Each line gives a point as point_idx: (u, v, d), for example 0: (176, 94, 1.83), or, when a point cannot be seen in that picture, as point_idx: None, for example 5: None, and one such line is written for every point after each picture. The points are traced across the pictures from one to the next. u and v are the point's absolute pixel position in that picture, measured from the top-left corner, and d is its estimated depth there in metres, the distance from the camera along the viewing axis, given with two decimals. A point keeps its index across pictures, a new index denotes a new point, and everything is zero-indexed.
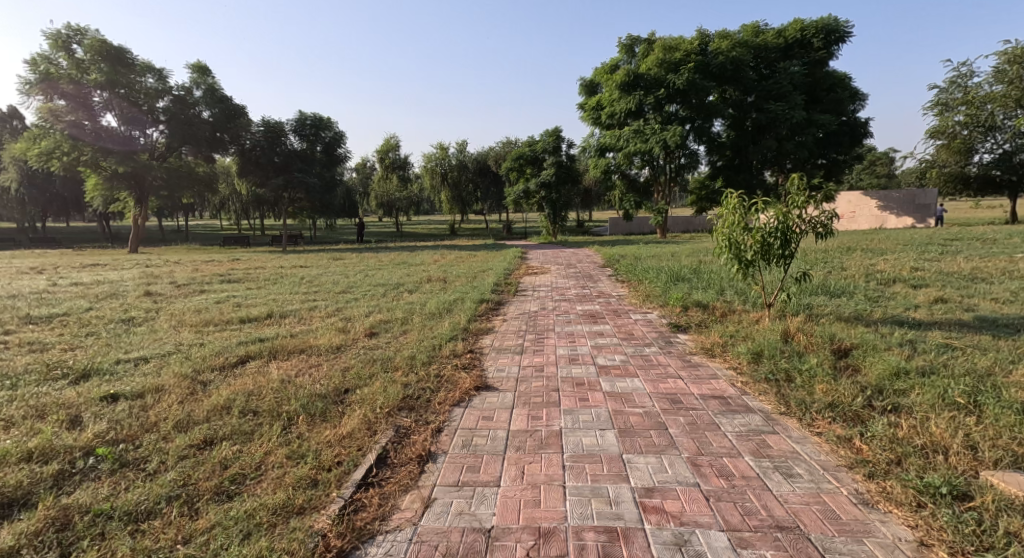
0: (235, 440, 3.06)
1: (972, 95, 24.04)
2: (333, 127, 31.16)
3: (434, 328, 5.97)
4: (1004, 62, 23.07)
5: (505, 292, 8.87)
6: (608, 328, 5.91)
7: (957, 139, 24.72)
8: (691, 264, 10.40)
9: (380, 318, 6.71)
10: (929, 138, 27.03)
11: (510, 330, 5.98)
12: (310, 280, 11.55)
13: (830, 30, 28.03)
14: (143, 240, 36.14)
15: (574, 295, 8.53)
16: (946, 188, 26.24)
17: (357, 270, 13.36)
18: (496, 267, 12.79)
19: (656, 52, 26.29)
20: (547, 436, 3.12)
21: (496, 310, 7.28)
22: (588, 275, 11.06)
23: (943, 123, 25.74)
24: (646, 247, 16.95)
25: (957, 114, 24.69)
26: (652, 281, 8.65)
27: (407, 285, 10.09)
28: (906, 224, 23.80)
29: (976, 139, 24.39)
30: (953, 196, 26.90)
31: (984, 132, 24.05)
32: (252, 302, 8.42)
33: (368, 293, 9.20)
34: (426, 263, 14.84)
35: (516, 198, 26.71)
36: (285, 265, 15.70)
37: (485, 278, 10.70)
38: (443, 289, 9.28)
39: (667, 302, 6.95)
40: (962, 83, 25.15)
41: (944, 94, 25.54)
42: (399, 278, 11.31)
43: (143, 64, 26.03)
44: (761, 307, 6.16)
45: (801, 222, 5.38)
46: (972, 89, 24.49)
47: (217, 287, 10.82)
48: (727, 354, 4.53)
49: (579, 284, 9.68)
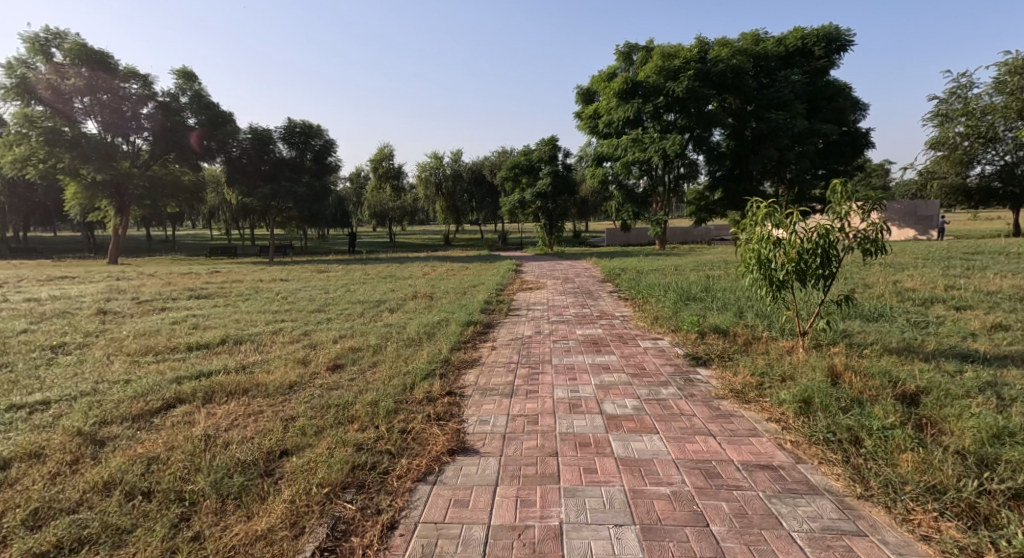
0: (101, 548, 2.20)
1: (972, 106, 23.47)
2: (323, 135, 30.27)
3: (411, 360, 5.08)
4: (1004, 73, 22.36)
5: (495, 312, 8.00)
6: (614, 360, 5.04)
7: (958, 150, 24.14)
8: (700, 281, 9.57)
9: (351, 345, 5.81)
10: (929, 149, 26.45)
11: (499, 362, 5.10)
12: (285, 296, 10.64)
13: (831, 38, 27.43)
14: (128, 250, 35.11)
15: (572, 315, 7.68)
16: (947, 200, 25.67)
17: (340, 285, 12.49)
18: (489, 281, 11.96)
19: (655, 60, 25.65)
20: (540, 538, 2.27)
21: (485, 335, 6.41)
22: (587, 292, 10.21)
23: (943, 134, 25.15)
24: (647, 260, 16.16)
25: (958, 124, 24.11)
26: (661, 299, 7.80)
27: (389, 303, 9.20)
28: (907, 236, 23.14)
29: (977, 151, 23.82)
30: (952, 208, 26.36)
31: (985, 143, 23.45)
32: (211, 323, 7.50)
33: (345, 313, 8.29)
34: (414, 277, 13.96)
35: (512, 208, 25.91)
36: (265, 279, 14.81)
37: (476, 295, 9.84)
38: (429, 309, 8.39)
39: (680, 326, 6.11)
40: (962, 94, 24.58)
41: (944, 105, 25.01)
42: (383, 295, 10.44)
43: (127, 70, 25.30)
44: (790, 334, 5.32)
45: (842, 235, 4.54)
46: (973, 100, 23.89)
47: (183, 303, 9.92)
48: (765, 400, 3.66)
49: (578, 303, 8.83)
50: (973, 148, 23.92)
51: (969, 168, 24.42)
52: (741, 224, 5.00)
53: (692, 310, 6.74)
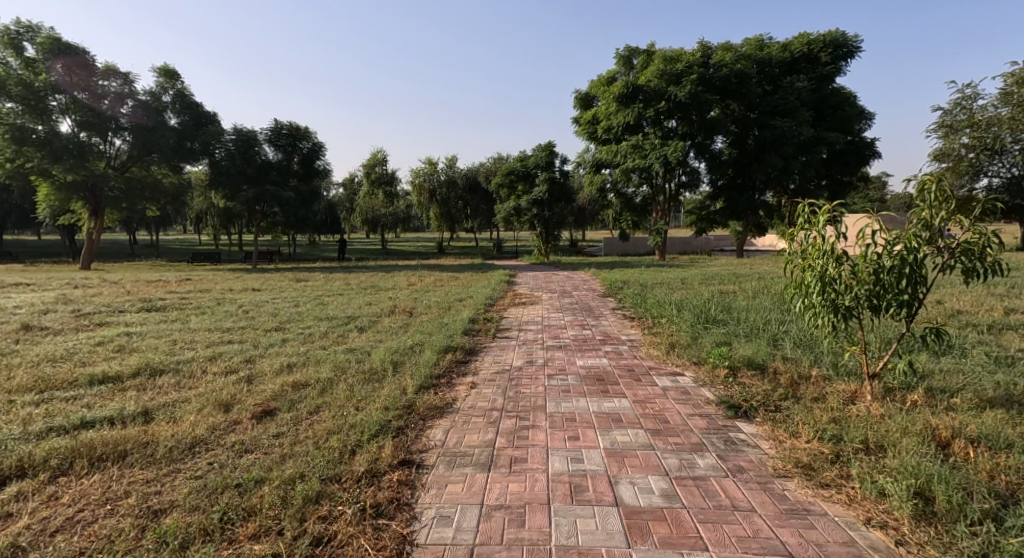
0: None
1: (977, 117, 22.50)
2: (312, 138, 29.07)
3: (365, 406, 3.91)
4: (1011, 83, 21.34)
5: (481, 334, 6.85)
6: (626, 407, 3.91)
7: (963, 161, 23.31)
8: (713, 299, 8.47)
9: (297, 381, 4.63)
10: (936, 160, 25.56)
11: (478, 407, 3.97)
12: (249, 309, 9.50)
13: (838, 44, 26.47)
14: (108, 255, 33.83)
15: (571, 338, 6.57)
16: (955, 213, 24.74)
17: (315, 297, 11.36)
18: (479, 294, 10.85)
19: (656, 64, 24.64)
20: None
21: (465, 367, 5.26)
22: (587, 308, 9.09)
23: (948, 145, 24.35)
24: (649, 271, 15.10)
25: (962, 135, 23.32)
26: (674, 320, 6.71)
27: (362, 321, 8.06)
28: None
29: (984, 162, 22.89)
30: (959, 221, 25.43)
31: (991, 155, 22.52)
32: (143, 344, 6.32)
33: (309, 332, 7.14)
34: (399, 289, 12.82)
35: (507, 216, 24.82)
36: (237, 288, 13.63)
37: (461, 311, 8.72)
38: (407, 329, 7.23)
39: (705, 358, 5.00)
40: (967, 104, 23.75)
41: (949, 116, 24.24)
42: (360, 309, 9.31)
43: (106, 68, 24.34)
44: (848, 374, 4.21)
45: (933, 251, 3.40)
46: (977, 111, 23.03)
47: (130, 317, 8.73)
48: (853, 488, 2.54)
49: (579, 322, 7.71)
50: (980, 159, 23.09)
51: (975, 181, 23.60)
52: (790, 234, 3.88)
53: (717, 335, 5.64)
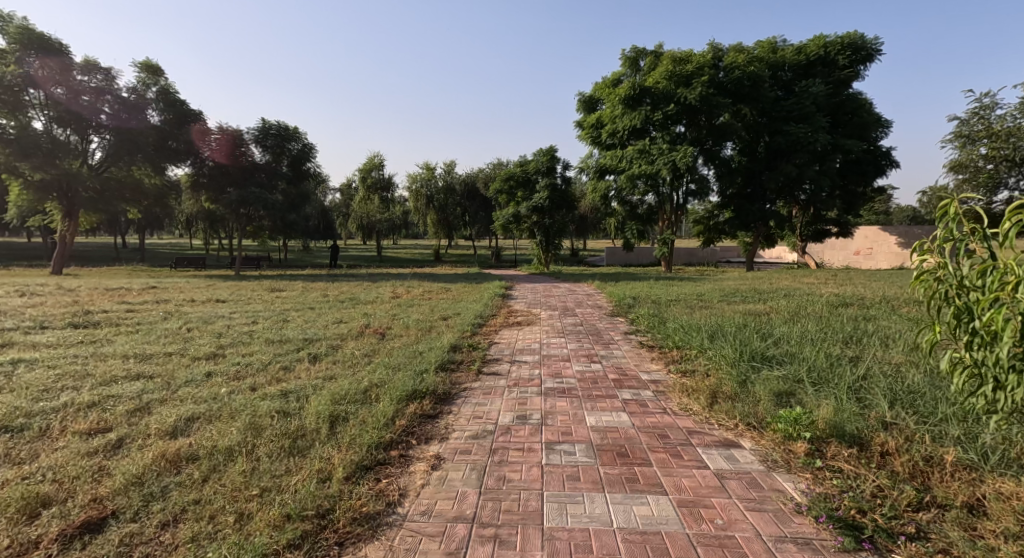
0: None
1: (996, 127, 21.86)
2: (301, 139, 27.48)
3: (253, 513, 2.49)
4: None
5: (462, 370, 5.41)
6: (671, 521, 2.51)
7: (982, 173, 22.54)
8: (745, 323, 7.07)
9: (178, 449, 3.18)
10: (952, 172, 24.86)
11: (436, 518, 2.56)
12: (195, 327, 8.05)
13: (857, 47, 25.11)
14: (89, 259, 32.39)
15: (575, 377, 5.13)
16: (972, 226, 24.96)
17: (280, 312, 9.91)
18: (469, 312, 9.41)
19: (664, 65, 23.27)
20: None
21: (431, 426, 3.80)
22: (594, 332, 7.68)
23: (965, 155, 23.69)
24: (659, 285, 13.78)
25: (981, 146, 22.43)
26: (709, 354, 5.30)
27: (322, 346, 6.64)
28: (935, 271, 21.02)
29: (1003, 173, 22.14)
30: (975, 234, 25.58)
31: (1012, 166, 21.80)
32: (22, 378, 4.87)
33: (250, 362, 5.70)
34: (381, 303, 11.40)
35: (505, 223, 23.46)
36: (200, 299, 12.15)
37: (444, 333, 7.28)
38: (373, 361, 5.77)
39: (771, 420, 3.55)
40: (985, 115, 23.12)
41: (965, 126, 23.56)
42: (326, 330, 7.88)
43: (86, 63, 23.05)
44: (1007, 464, 2.77)
45: None
46: (997, 122, 22.41)
47: (45, 336, 7.25)
48: None
49: (584, 352, 6.27)
50: (1001, 171, 22.20)
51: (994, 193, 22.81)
52: (944, 239, 2.64)
53: (775, 383, 4.21)
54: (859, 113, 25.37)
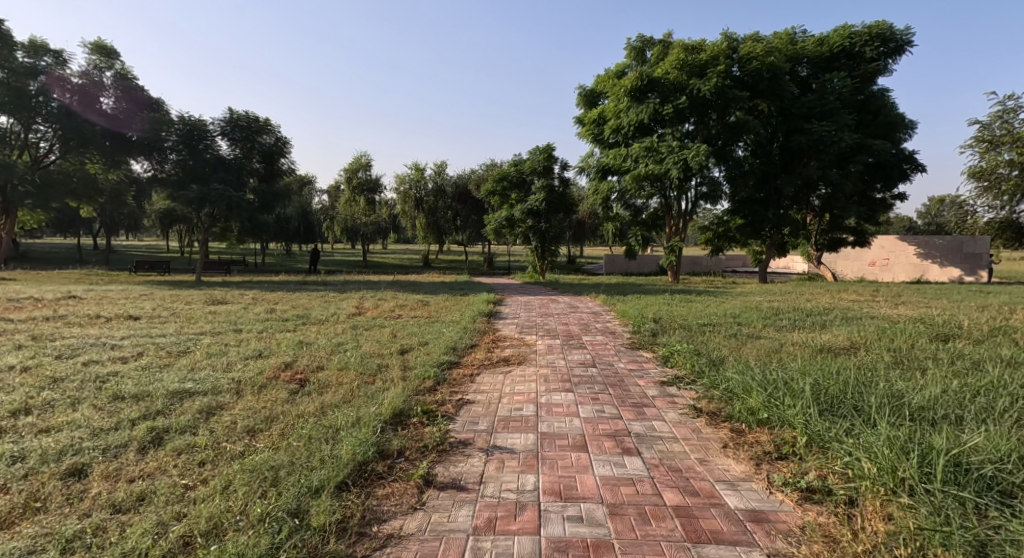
0: None
1: None
2: (275, 132, 24.57)
3: None
4: None
5: (394, 480, 3.00)
6: None
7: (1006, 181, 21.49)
8: (838, 373, 4.67)
9: None
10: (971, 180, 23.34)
11: None
12: (33, 364, 5.50)
13: (886, 39, 22.83)
14: (46, 261, 29.66)
15: (603, 506, 2.75)
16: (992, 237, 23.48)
17: (190, 338, 7.41)
18: (439, 341, 6.94)
19: (675, 53, 20.93)
20: None
21: None
22: (611, 379, 5.28)
23: (987, 162, 22.20)
24: (678, 303, 11.44)
25: (1005, 151, 21.18)
26: (854, 448, 2.95)
27: (193, 407, 4.16)
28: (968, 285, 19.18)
29: None
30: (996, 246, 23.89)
31: None
32: None
33: (23, 452, 3.18)
34: (333, 324, 8.95)
35: (497, 227, 21.01)
36: (106, 315, 9.59)
37: (393, 385, 4.85)
38: (254, 452, 3.32)
39: None
40: (1009, 118, 21.66)
41: (987, 131, 22.13)
42: (225, 373, 5.37)
43: (33, 43, 20.32)
44: None
45: None
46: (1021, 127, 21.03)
47: None
48: None
49: (609, 429, 3.86)
50: None
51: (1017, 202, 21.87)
52: None
53: None
54: (885, 112, 23.17)
